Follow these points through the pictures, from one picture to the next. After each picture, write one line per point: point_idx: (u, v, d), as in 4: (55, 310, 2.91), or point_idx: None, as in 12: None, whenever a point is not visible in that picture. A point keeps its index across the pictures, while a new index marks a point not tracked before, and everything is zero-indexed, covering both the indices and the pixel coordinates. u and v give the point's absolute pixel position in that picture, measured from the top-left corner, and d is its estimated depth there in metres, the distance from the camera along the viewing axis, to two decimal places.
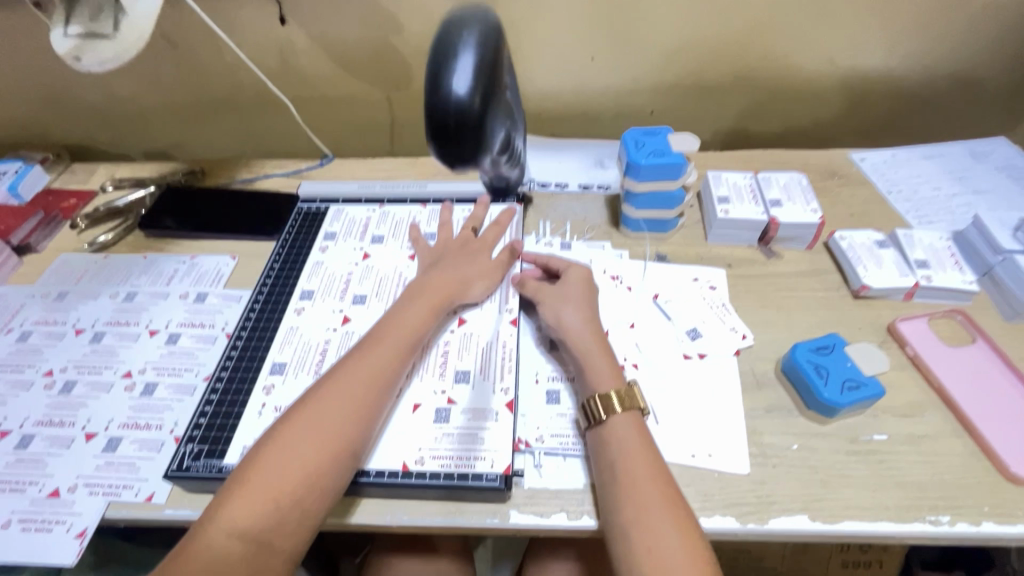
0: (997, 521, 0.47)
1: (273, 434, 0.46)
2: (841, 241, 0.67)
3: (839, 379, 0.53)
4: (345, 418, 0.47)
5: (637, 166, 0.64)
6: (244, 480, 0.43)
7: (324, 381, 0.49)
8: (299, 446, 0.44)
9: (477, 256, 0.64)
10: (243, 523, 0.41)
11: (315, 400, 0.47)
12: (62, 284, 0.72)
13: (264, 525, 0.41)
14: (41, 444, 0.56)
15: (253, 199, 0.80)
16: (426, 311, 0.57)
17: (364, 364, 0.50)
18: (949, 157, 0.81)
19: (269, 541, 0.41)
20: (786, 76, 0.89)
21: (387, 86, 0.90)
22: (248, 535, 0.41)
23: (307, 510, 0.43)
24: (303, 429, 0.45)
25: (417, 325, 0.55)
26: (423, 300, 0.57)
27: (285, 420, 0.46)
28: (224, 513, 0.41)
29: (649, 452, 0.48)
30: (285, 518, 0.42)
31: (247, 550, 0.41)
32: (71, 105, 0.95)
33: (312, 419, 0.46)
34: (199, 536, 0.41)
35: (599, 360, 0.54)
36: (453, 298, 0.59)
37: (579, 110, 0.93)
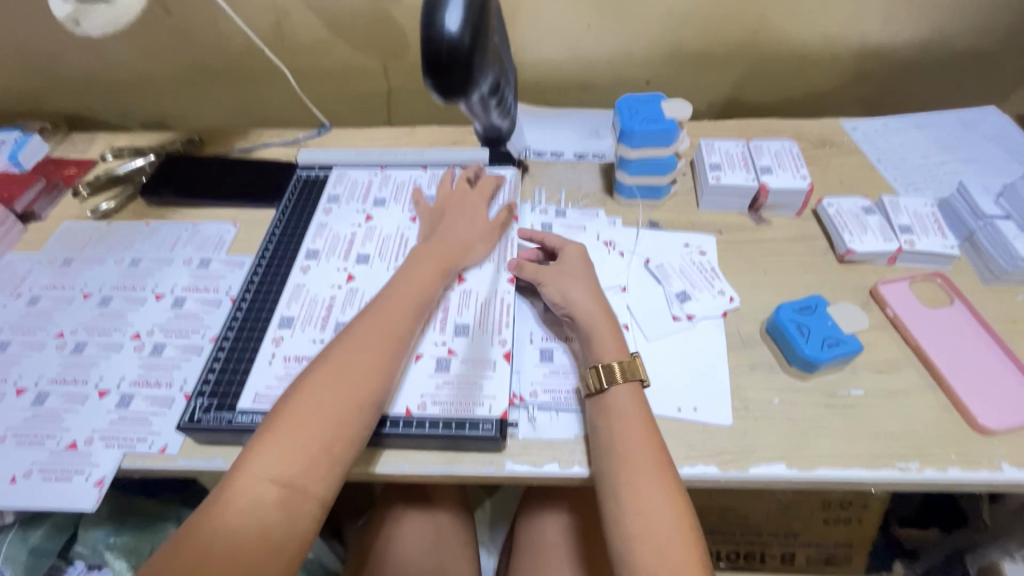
0: (963, 468, 0.50)
1: (296, 389, 0.47)
2: (829, 208, 0.69)
3: (820, 337, 0.56)
4: (366, 373, 0.49)
5: (631, 133, 0.66)
6: (273, 430, 0.45)
7: (341, 340, 0.51)
8: (324, 398, 0.46)
9: (475, 216, 0.66)
10: (276, 470, 0.43)
11: (335, 357, 0.49)
12: (68, 251, 0.73)
13: (297, 472, 0.43)
14: (56, 400, 0.58)
15: (252, 168, 0.81)
16: (432, 274, 0.58)
17: (379, 322, 0.52)
18: (939, 127, 0.82)
19: (303, 486, 0.43)
20: (781, 45, 0.89)
21: (383, 55, 0.90)
22: (283, 482, 0.43)
23: (336, 457, 0.45)
24: (327, 383, 0.47)
25: (424, 287, 0.57)
26: (430, 262, 0.59)
27: (306, 376, 0.48)
28: (255, 461, 0.43)
29: (642, 415, 0.50)
30: (316, 465, 0.44)
31: (282, 494, 0.42)
32: (67, 75, 0.95)
33: (335, 373, 0.48)
34: (232, 484, 0.42)
35: (605, 333, 0.55)
36: (455, 261, 0.61)
37: (575, 80, 0.93)
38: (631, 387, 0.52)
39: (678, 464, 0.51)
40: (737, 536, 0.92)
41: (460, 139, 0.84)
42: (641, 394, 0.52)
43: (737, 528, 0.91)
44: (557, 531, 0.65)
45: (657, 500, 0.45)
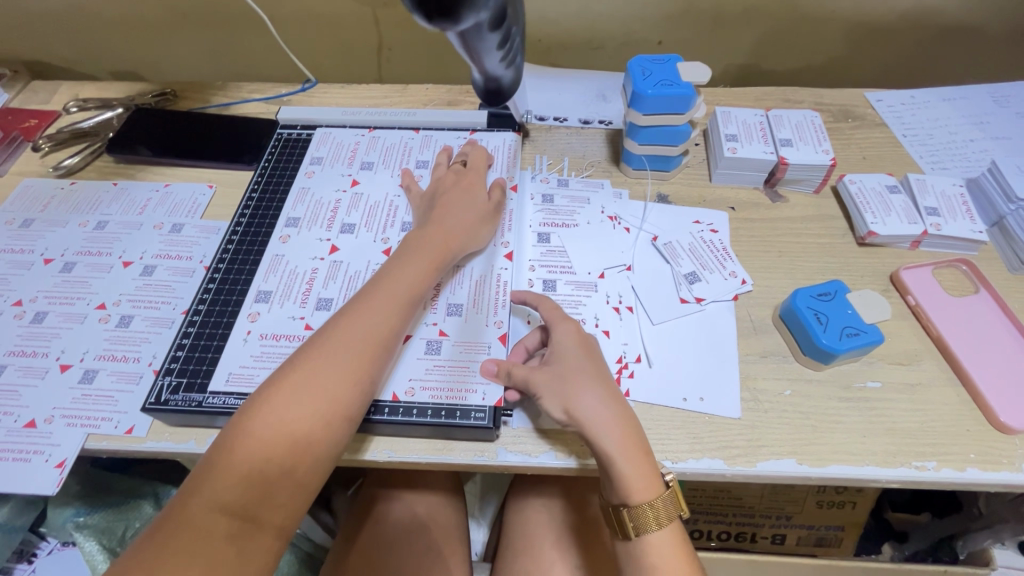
0: (982, 468, 0.48)
1: (258, 400, 0.41)
2: (851, 185, 0.64)
3: (839, 326, 0.52)
4: (340, 386, 0.43)
5: (642, 97, 0.60)
6: (228, 449, 0.39)
7: (313, 343, 0.45)
8: (289, 416, 0.41)
9: (470, 201, 0.59)
10: (228, 496, 0.38)
11: (305, 365, 0.43)
12: (28, 211, 0.67)
13: (252, 499, 0.39)
14: (14, 374, 0.54)
15: (229, 125, 0.75)
16: (427, 267, 0.52)
17: (360, 325, 0.46)
18: (969, 100, 0.77)
19: (258, 515, 0.39)
20: (806, 6, 0.82)
21: (373, 3, 0.82)
22: (235, 510, 0.38)
23: (298, 482, 0.41)
24: (294, 398, 0.41)
25: (416, 282, 0.51)
26: (423, 255, 0.53)
27: (271, 385, 0.42)
28: (207, 484, 0.38)
29: (654, 486, 0.44)
30: (274, 491, 0.40)
31: (233, 525, 0.38)
32: (26, 15, 0.86)
33: (304, 385, 0.42)
34: (180, 510, 0.37)
35: (614, 418, 0.45)
36: (455, 251, 0.55)
37: (582, 38, 0.86)
38: (633, 448, 0.45)
39: (682, 458, 0.48)
40: (729, 517, 0.91)
41: (456, 99, 0.78)
42: (650, 454, 0.46)
43: (729, 509, 0.90)
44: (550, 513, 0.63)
45: (670, 560, 0.44)
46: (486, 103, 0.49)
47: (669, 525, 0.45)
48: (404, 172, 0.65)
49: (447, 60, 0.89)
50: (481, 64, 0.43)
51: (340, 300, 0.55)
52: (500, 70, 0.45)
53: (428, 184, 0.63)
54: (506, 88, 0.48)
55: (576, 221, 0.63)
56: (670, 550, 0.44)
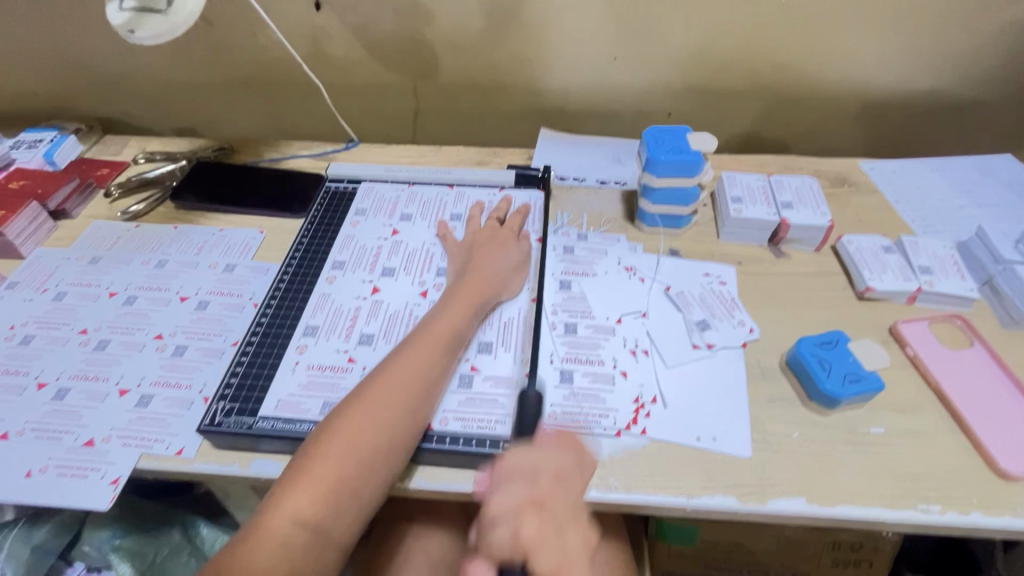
0: (985, 513, 0.50)
1: (324, 431, 0.47)
2: (848, 245, 0.70)
3: (841, 372, 0.56)
4: (396, 415, 0.48)
5: (656, 162, 0.67)
6: (303, 472, 0.44)
7: (374, 377, 0.51)
8: (352, 443, 0.46)
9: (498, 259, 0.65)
10: (304, 512, 0.43)
11: (368, 395, 0.49)
12: (96, 249, 0.74)
13: (325, 515, 0.43)
14: (76, 397, 0.58)
15: (280, 177, 0.83)
16: (468, 309, 0.58)
17: (410, 364, 0.52)
18: (956, 171, 0.84)
19: (327, 531, 0.43)
20: (801, 85, 0.92)
21: (414, 76, 0.93)
22: (308, 524, 0.42)
23: (360, 503, 0.45)
24: (355, 427, 0.47)
25: (459, 323, 0.57)
26: (462, 301, 0.59)
27: (336, 415, 0.48)
28: (287, 501, 0.43)
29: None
30: (343, 509, 0.44)
31: (310, 538, 0.42)
32: (106, 79, 0.98)
33: (364, 417, 0.47)
34: (265, 525, 0.42)
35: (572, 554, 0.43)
36: (491, 297, 0.61)
37: (599, 108, 0.95)
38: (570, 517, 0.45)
39: (698, 494, 0.51)
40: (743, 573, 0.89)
41: (485, 159, 0.86)
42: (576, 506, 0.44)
43: (742, 565, 0.88)
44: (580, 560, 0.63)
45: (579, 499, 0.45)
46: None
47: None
48: (440, 222, 0.72)
49: (476, 125, 0.99)
50: None
51: (382, 335, 0.60)
52: None
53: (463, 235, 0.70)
54: None
55: (596, 271, 0.69)
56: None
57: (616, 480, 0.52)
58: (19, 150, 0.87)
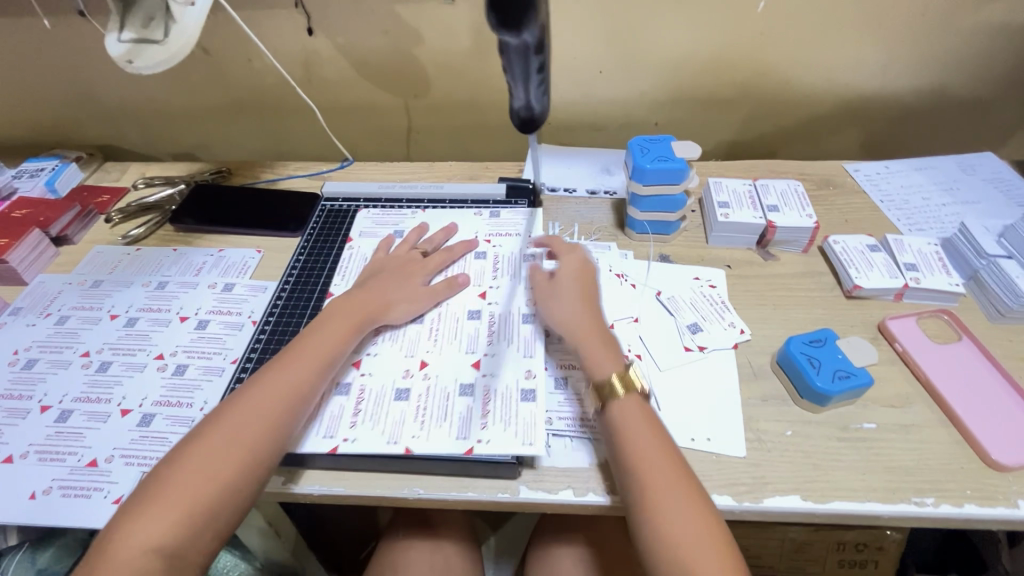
0: (979, 504, 0.50)
1: (181, 455, 0.47)
2: (835, 245, 0.71)
3: (831, 370, 0.57)
4: (253, 432, 0.49)
5: (642, 171, 0.69)
6: (155, 498, 0.45)
7: (248, 391, 0.52)
8: (178, 504, 0.45)
9: (410, 275, 0.66)
10: (154, 541, 0.43)
11: (225, 418, 0.50)
12: (98, 273, 0.76)
13: (179, 541, 0.44)
14: (79, 418, 0.59)
15: (277, 197, 0.85)
16: (342, 332, 0.58)
17: (245, 415, 0.50)
18: (939, 169, 0.85)
19: (177, 555, 0.43)
20: (784, 92, 0.94)
21: (406, 95, 0.95)
22: (157, 548, 0.43)
23: (211, 519, 0.46)
24: (212, 451, 0.47)
25: (338, 341, 0.57)
26: (340, 322, 0.59)
27: (195, 436, 0.49)
28: (135, 531, 0.43)
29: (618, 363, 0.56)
30: (196, 529, 0.45)
31: (162, 565, 0.43)
32: (106, 107, 1.00)
33: (221, 441, 0.48)
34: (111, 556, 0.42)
35: (599, 351, 0.57)
36: (374, 317, 0.61)
37: (587, 121, 0.98)
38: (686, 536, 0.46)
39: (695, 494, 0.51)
40: None
41: (477, 173, 0.88)
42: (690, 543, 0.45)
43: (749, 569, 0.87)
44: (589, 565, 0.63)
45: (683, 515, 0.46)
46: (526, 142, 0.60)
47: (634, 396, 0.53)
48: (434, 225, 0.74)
49: (468, 140, 1.01)
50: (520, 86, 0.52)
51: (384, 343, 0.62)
52: (535, 93, 0.52)
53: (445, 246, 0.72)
54: (538, 119, 0.54)
55: None
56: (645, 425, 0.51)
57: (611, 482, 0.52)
58: (22, 179, 0.89)
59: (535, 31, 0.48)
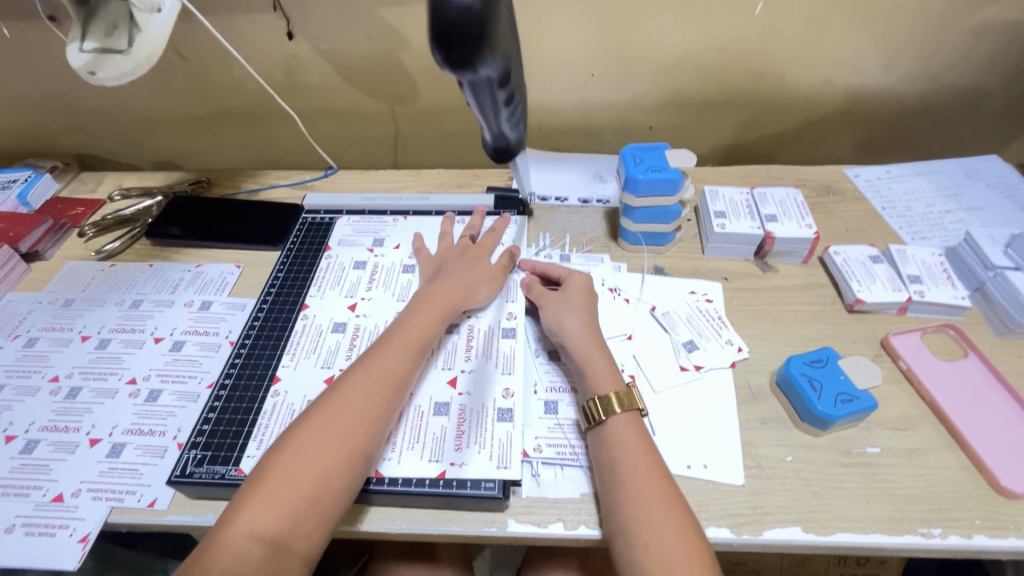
0: (988, 534, 0.48)
1: (284, 439, 0.47)
2: (835, 256, 0.69)
3: (833, 392, 0.54)
4: (361, 418, 0.48)
5: (635, 182, 0.66)
6: (261, 483, 0.44)
7: (350, 377, 0.51)
8: (282, 491, 0.43)
9: (480, 260, 0.66)
10: (258, 525, 0.42)
11: (329, 402, 0.49)
12: (69, 292, 0.73)
13: (281, 527, 0.42)
14: (46, 449, 0.57)
15: (257, 209, 0.82)
16: (433, 317, 0.58)
17: (343, 402, 0.49)
18: (941, 174, 0.83)
19: (286, 542, 0.42)
20: (782, 94, 0.91)
21: (391, 100, 0.92)
22: (266, 536, 0.42)
23: (323, 511, 0.44)
24: (319, 434, 0.46)
25: (425, 331, 0.57)
26: (430, 306, 0.59)
27: (304, 422, 0.47)
28: (242, 514, 0.42)
29: (616, 381, 0.54)
30: (302, 518, 0.43)
31: (265, 551, 0.41)
32: (81, 115, 0.97)
33: (327, 424, 0.47)
34: (214, 540, 0.41)
35: (597, 362, 0.56)
36: (459, 303, 0.61)
37: (579, 125, 0.95)
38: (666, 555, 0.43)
39: None
40: None
41: (465, 182, 0.85)
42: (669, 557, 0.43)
43: None
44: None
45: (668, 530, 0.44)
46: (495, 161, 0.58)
47: (630, 414, 0.52)
48: (415, 238, 0.72)
49: (457, 145, 0.98)
50: (491, 122, 0.52)
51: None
52: (505, 127, 0.53)
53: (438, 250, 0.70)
54: (513, 147, 0.56)
55: None
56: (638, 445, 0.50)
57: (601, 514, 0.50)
58: None
59: (498, 65, 0.44)
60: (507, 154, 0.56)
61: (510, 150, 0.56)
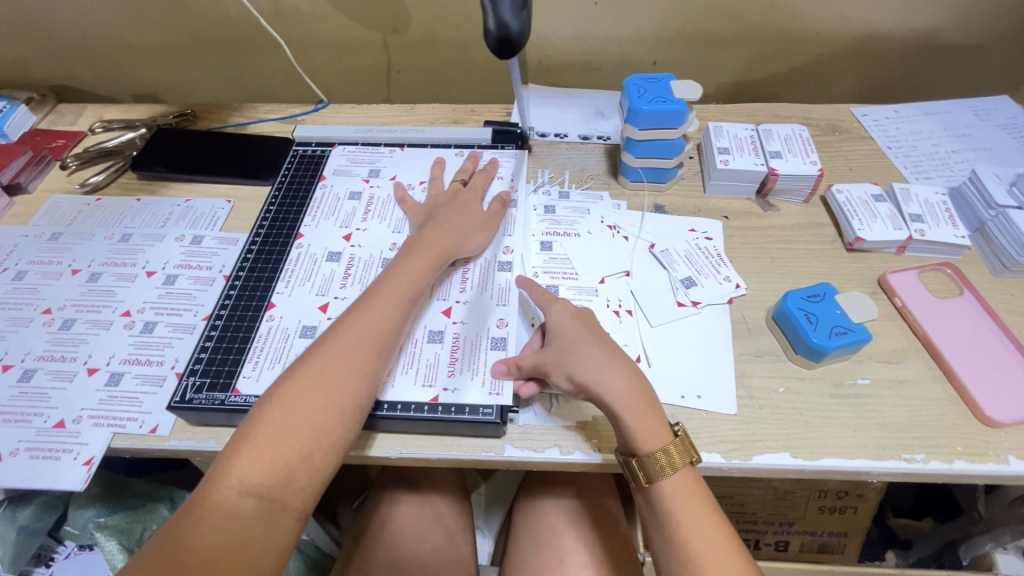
0: (969, 460, 0.50)
1: (270, 395, 0.45)
2: (838, 194, 0.68)
3: (828, 325, 0.55)
4: (351, 373, 0.47)
5: (637, 113, 0.63)
6: (251, 438, 0.43)
7: (336, 329, 0.49)
8: (272, 447, 0.42)
9: (472, 206, 0.63)
10: (251, 482, 0.41)
11: (315, 357, 0.47)
12: (56, 225, 0.71)
13: (274, 482, 0.42)
14: (44, 378, 0.57)
15: (246, 142, 0.79)
16: (424, 267, 0.56)
17: (329, 356, 0.47)
18: (951, 114, 0.81)
19: (281, 497, 0.42)
20: (793, 29, 0.87)
21: (383, 29, 0.87)
22: (258, 492, 0.41)
23: (315, 466, 0.44)
24: (307, 388, 0.45)
25: (416, 281, 0.54)
26: (421, 255, 0.57)
27: (289, 376, 0.46)
28: (232, 471, 0.41)
29: (665, 434, 0.47)
30: (296, 473, 0.43)
31: (259, 506, 0.41)
32: (55, 44, 0.92)
33: (315, 379, 0.45)
34: (207, 498, 0.40)
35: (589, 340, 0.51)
36: (452, 252, 0.59)
37: (581, 59, 0.91)
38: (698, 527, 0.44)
39: None
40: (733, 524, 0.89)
41: (461, 117, 0.82)
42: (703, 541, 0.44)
43: (731, 516, 0.88)
44: (573, 517, 0.64)
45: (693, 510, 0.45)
46: (497, 57, 0.54)
47: (686, 471, 0.47)
48: (396, 187, 0.68)
49: (453, 80, 0.94)
50: None
51: (357, 289, 0.59)
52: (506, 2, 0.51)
53: (425, 198, 0.67)
54: (518, 39, 0.53)
55: (578, 231, 0.67)
56: (686, 492, 0.46)
57: (597, 440, 0.51)
58: None
59: None
60: (510, 47, 0.53)
61: (514, 38, 0.52)
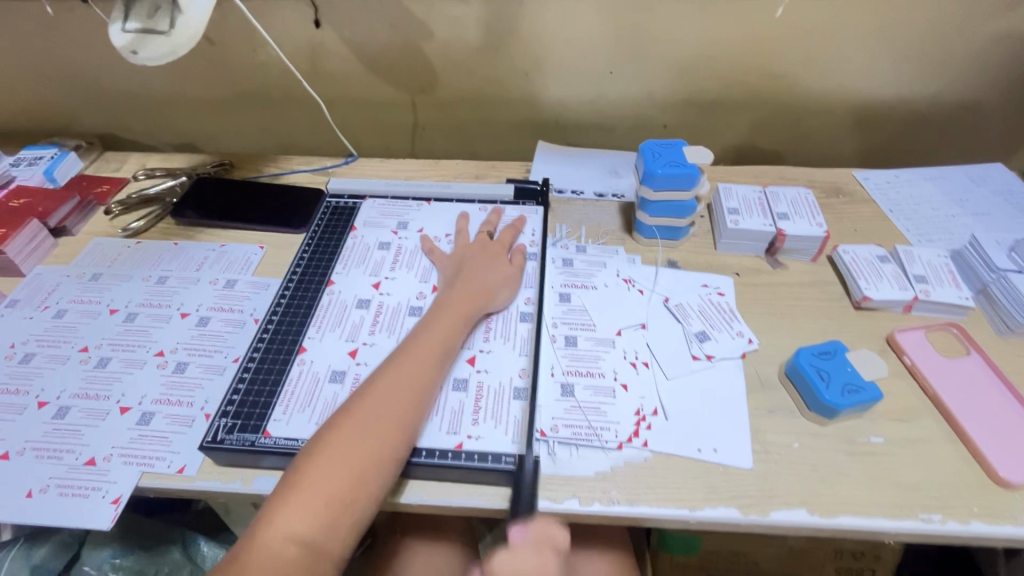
0: (985, 521, 0.50)
1: (314, 444, 0.47)
2: (844, 255, 0.71)
3: (841, 382, 0.56)
4: (389, 422, 0.49)
5: (652, 175, 0.68)
6: (296, 486, 0.44)
7: (376, 380, 0.52)
8: (316, 495, 0.44)
9: (498, 261, 0.67)
10: (297, 529, 0.43)
11: (358, 407, 0.49)
12: (96, 266, 0.75)
13: (318, 530, 0.43)
14: (77, 415, 0.58)
15: (280, 192, 0.83)
16: (456, 321, 0.59)
17: (369, 406, 0.49)
18: (949, 180, 0.85)
19: (322, 545, 0.43)
20: (794, 98, 0.93)
21: (412, 91, 0.94)
22: (303, 539, 0.42)
23: (356, 514, 0.45)
24: (348, 437, 0.47)
25: (447, 334, 0.57)
26: (452, 310, 0.60)
27: (332, 426, 0.48)
28: (278, 518, 0.43)
29: None
30: (338, 522, 0.44)
31: (303, 553, 0.42)
32: (108, 97, 0.99)
33: (357, 430, 0.47)
34: (255, 545, 0.42)
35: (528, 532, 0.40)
36: (481, 306, 0.62)
37: (595, 121, 0.97)
38: None
39: (696, 506, 0.51)
40: None
41: (483, 172, 0.87)
42: None
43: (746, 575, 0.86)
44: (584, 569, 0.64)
45: None
46: None
47: None
48: (423, 238, 0.72)
49: (475, 137, 1.00)
50: None
51: (384, 335, 0.62)
52: None
53: (452, 248, 0.70)
54: None
55: (594, 283, 0.69)
56: None
57: (617, 491, 0.52)
58: (18, 166, 0.87)
59: None
60: None
61: None
